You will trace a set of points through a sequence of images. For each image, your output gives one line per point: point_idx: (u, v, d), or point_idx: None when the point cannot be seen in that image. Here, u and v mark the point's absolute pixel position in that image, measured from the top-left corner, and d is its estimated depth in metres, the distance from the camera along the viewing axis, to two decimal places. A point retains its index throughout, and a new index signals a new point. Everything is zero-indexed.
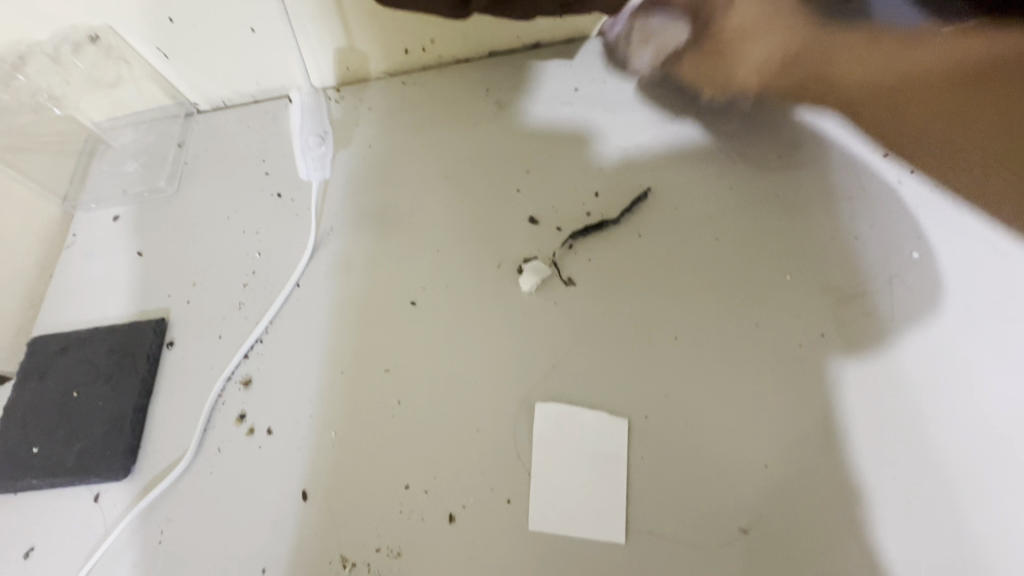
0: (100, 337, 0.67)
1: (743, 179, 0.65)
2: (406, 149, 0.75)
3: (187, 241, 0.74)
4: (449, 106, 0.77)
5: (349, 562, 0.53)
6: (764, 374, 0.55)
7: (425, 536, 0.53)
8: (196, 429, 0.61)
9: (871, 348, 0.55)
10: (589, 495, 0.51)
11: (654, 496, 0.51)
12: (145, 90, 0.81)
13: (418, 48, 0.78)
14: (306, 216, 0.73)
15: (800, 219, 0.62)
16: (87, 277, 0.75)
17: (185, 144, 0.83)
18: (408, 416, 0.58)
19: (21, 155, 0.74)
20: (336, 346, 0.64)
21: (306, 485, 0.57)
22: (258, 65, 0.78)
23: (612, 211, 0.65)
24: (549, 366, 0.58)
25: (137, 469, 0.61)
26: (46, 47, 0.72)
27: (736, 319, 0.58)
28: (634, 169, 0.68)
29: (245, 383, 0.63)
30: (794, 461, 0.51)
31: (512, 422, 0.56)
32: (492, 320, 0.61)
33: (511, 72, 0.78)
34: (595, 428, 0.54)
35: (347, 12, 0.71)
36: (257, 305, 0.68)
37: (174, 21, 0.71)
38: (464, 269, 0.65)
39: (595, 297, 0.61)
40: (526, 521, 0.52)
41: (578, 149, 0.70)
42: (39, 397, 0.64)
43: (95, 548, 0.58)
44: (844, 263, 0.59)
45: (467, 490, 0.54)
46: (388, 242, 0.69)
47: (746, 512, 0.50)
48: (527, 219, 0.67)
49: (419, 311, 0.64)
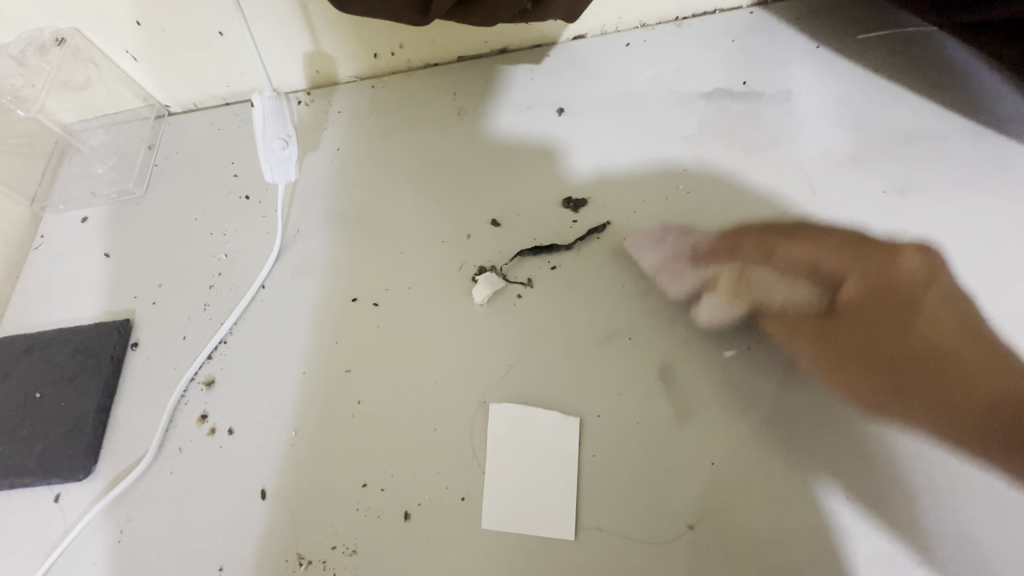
0: (64, 338, 0.68)
1: (701, 182, 0.67)
2: (374, 152, 0.76)
3: (154, 243, 0.75)
4: (418, 110, 0.78)
5: (305, 560, 0.54)
6: (714, 373, 0.56)
7: (380, 533, 0.53)
8: (157, 429, 0.61)
9: (818, 349, 0.57)
10: (540, 492, 0.53)
11: (604, 491, 0.52)
12: (115, 93, 0.81)
13: (386, 53, 0.79)
14: (273, 218, 0.73)
15: (754, 222, 0.64)
16: (54, 278, 0.75)
17: (155, 147, 0.83)
18: (367, 415, 0.59)
19: None
20: (299, 347, 0.64)
21: (265, 484, 0.58)
22: (227, 68, 0.79)
23: (573, 213, 0.67)
24: (506, 365, 0.59)
25: (97, 469, 0.61)
26: (13, 49, 0.72)
27: (689, 320, 0.59)
28: (595, 172, 0.69)
29: (208, 384, 0.64)
30: (741, 458, 0.53)
31: (469, 422, 0.56)
32: (453, 320, 0.62)
33: (479, 76, 0.79)
34: (549, 427, 0.55)
35: (313, 16, 0.72)
36: (222, 306, 0.69)
37: (142, 25, 0.72)
38: (426, 270, 0.66)
39: (553, 298, 0.62)
40: (479, 518, 0.52)
41: (542, 152, 0.72)
42: (1, 398, 0.65)
43: (54, 547, 0.58)
44: (796, 265, 0.61)
45: (422, 488, 0.54)
46: (353, 244, 0.70)
47: (693, 507, 0.51)
48: (490, 222, 0.68)
49: (381, 312, 0.65)
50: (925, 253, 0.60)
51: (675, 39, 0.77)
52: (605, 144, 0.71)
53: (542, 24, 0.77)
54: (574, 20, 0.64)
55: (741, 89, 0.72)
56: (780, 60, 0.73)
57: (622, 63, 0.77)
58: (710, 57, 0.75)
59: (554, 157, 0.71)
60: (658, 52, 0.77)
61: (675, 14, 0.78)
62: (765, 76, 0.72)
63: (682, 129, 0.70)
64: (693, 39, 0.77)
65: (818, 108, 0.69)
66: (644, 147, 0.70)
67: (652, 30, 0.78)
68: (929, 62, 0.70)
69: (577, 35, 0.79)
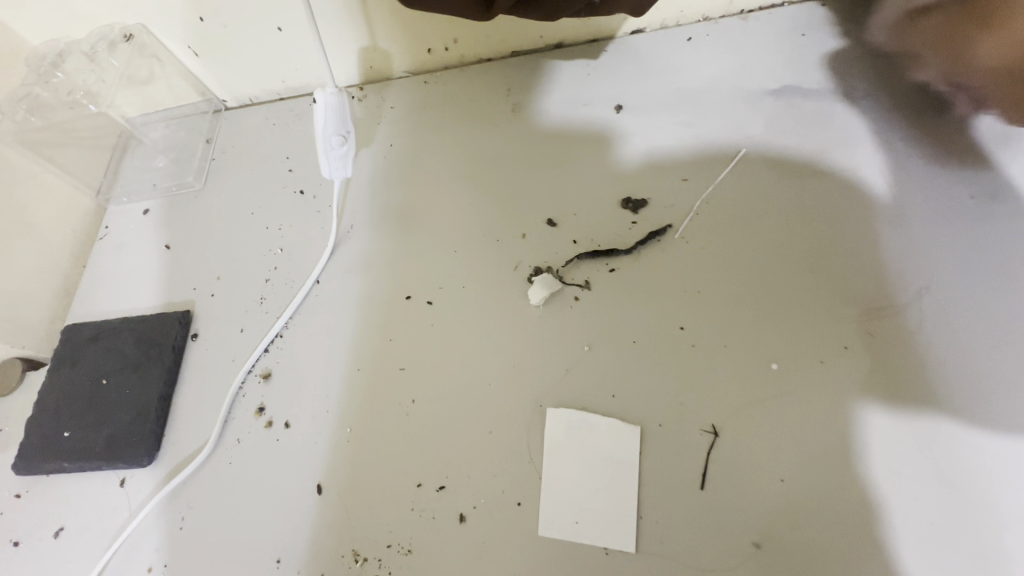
0: (129, 328, 0.70)
1: (768, 185, 0.64)
2: (427, 148, 0.76)
3: (212, 236, 0.76)
4: (471, 106, 0.77)
5: (361, 556, 0.54)
6: (782, 385, 0.54)
7: (436, 534, 0.53)
8: (217, 419, 0.63)
9: (896, 363, 0.54)
10: (600, 500, 0.51)
11: (666, 504, 0.51)
12: (176, 87, 0.83)
13: (441, 48, 0.78)
14: (327, 213, 0.74)
15: (826, 227, 0.61)
16: (118, 269, 0.77)
17: (212, 141, 0.85)
18: (422, 414, 0.59)
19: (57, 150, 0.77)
20: (353, 343, 0.65)
21: (321, 479, 0.58)
22: (284, 63, 0.79)
23: (632, 213, 0.65)
24: (564, 368, 0.58)
25: (160, 456, 0.63)
26: (84, 45, 0.75)
27: (754, 329, 0.57)
28: (655, 172, 0.67)
29: (264, 377, 0.65)
30: (812, 475, 0.50)
31: (525, 426, 0.56)
32: (508, 321, 0.61)
33: (533, 71, 0.78)
34: (608, 435, 0.53)
35: (372, 12, 0.72)
36: (278, 300, 0.69)
37: (205, 21, 0.73)
38: (481, 269, 0.65)
39: (611, 301, 0.60)
40: (536, 524, 0.52)
41: (599, 151, 0.70)
42: (71, 383, 0.67)
43: (120, 530, 0.60)
44: (871, 274, 0.58)
45: (478, 491, 0.54)
46: (407, 241, 0.69)
47: (760, 525, 0.49)
48: (545, 222, 0.67)
49: (436, 310, 0.64)
50: (1014, 262, 0.56)
51: (740, 33, 0.74)
52: (666, 143, 0.68)
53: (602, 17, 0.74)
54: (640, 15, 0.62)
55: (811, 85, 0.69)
56: (854, 56, 0.69)
57: (683, 58, 0.74)
58: (778, 51, 0.72)
59: (612, 156, 0.69)
60: (722, 46, 0.74)
61: (740, 8, 0.75)
62: (837, 74, 0.69)
63: (748, 127, 0.67)
64: (759, 33, 0.73)
65: (896, 106, 0.65)
66: (706, 146, 0.67)
67: (715, 23, 0.75)
68: None
69: (637, 30, 0.77)
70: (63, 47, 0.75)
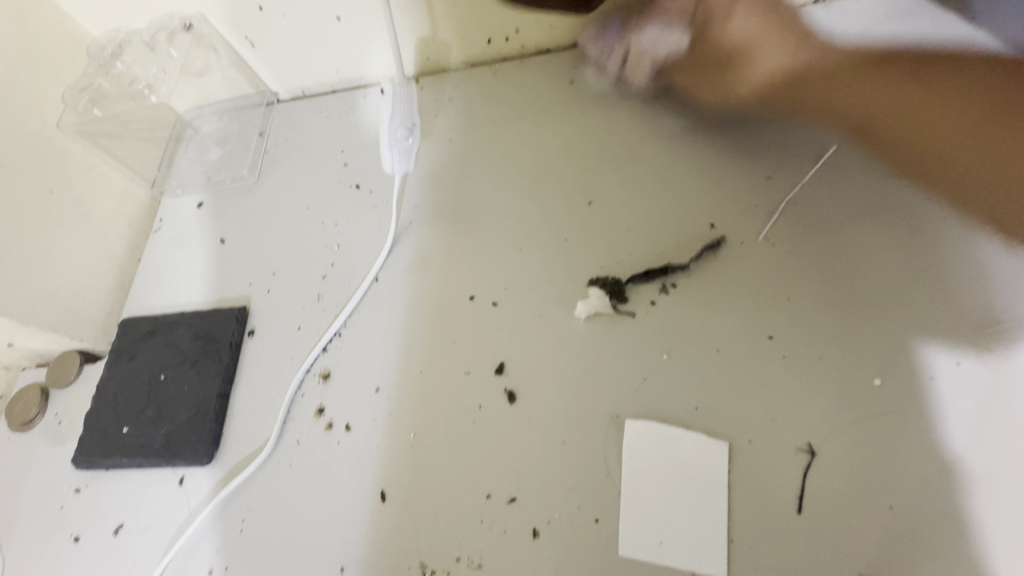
0: (186, 323, 0.69)
1: (859, 183, 0.59)
2: (487, 142, 0.73)
3: (267, 231, 0.75)
4: (533, 99, 0.74)
5: (428, 569, 0.52)
6: (884, 402, 0.50)
7: (508, 549, 0.50)
8: (276, 419, 0.61)
9: (1015, 381, 0.49)
10: (686, 521, 0.48)
11: (759, 528, 0.47)
12: (231, 78, 0.82)
13: (502, 37, 0.75)
14: (385, 208, 0.71)
15: (928, 231, 0.56)
16: (173, 262, 0.77)
17: (266, 133, 0.83)
18: (489, 421, 0.56)
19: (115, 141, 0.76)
20: (414, 344, 0.62)
21: (384, 486, 0.56)
22: (340, 54, 0.77)
23: (710, 214, 0.61)
24: (641, 375, 0.54)
25: (219, 455, 0.62)
26: (143, 36, 0.74)
27: (850, 341, 0.52)
28: (735, 169, 0.63)
29: (323, 377, 0.63)
30: (922, 502, 0.46)
31: (601, 437, 0.52)
32: (578, 325, 0.58)
33: (599, 62, 0.74)
34: (693, 450, 0.50)
35: (435, 0, 0.69)
36: (336, 298, 0.67)
37: (264, 9, 0.71)
38: (548, 270, 0.62)
39: (691, 307, 0.57)
40: (616, 543, 0.49)
41: (672, 147, 0.66)
42: (129, 378, 0.66)
43: (180, 531, 0.59)
44: (983, 284, 0.53)
45: (551, 505, 0.51)
46: (469, 238, 0.67)
47: (865, 555, 0.45)
48: (616, 221, 0.63)
49: (500, 312, 0.61)
50: None
51: None
52: (747, 139, 0.64)
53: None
54: None
55: None
56: None
57: None
58: None
59: (686, 153, 0.65)
60: None
61: None
62: None
63: None
64: None
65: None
66: (791, 142, 0.63)
67: None
68: None
69: None
70: (123, 38, 0.74)
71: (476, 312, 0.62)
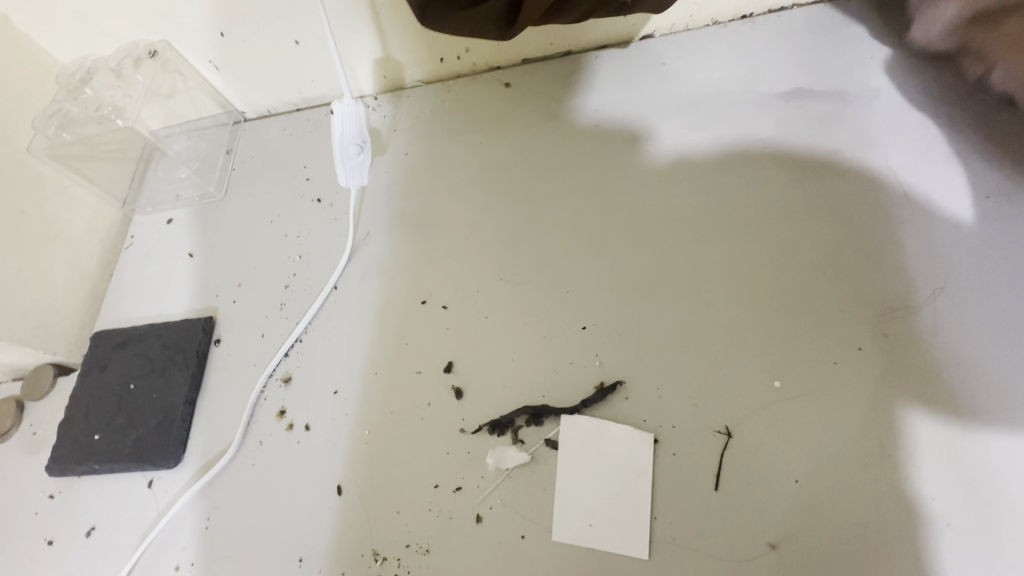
0: (155, 333, 0.72)
1: (777, 185, 0.64)
2: (441, 155, 0.77)
3: (233, 244, 0.79)
4: (484, 113, 0.79)
5: (380, 556, 0.55)
6: (796, 387, 0.54)
7: (452, 534, 0.54)
8: (240, 422, 0.65)
9: (912, 363, 0.54)
10: (614, 502, 0.52)
11: (680, 505, 0.51)
12: (197, 100, 0.85)
13: (453, 57, 0.80)
14: (344, 220, 0.75)
15: (837, 228, 0.61)
16: (143, 277, 0.80)
17: (232, 151, 0.87)
18: (438, 416, 0.60)
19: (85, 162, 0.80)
20: (370, 348, 0.66)
21: (341, 481, 0.60)
22: (300, 75, 0.81)
23: (645, 218, 0.66)
24: (569, 363, 0.59)
25: (187, 458, 0.65)
26: (110, 62, 0.78)
27: (767, 332, 0.57)
28: (666, 175, 0.68)
29: (285, 381, 0.67)
30: (827, 476, 0.51)
31: (539, 428, 0.57)
32: (520, 324, 0.62)
33: (545, 78, 0.79)
34: (621, 437, 0.54)
35: (386, 25, 0.74)
36: (298, 306, 0.71)
37: (225, 36, 0.75)
38: (494, 275, 0.66)
39: (624, 304, 0.61)
40: (551, 524, 0.52)
41: (610, 156, 0.71)
42: (100, 387, 0.70)
43: (149, 529, 0.62)
44: (886, 276, 0.58)
45: (492, 491, 0.55)
46: (422, 247, 0.71)
47: (775, 526, 0.49)
48: (557, 227, 0.67)
49: (450, 314, 0.65)
50: None
51: (750, 36, 0.74)
52: (678, 147, 0.69)
53: (612, 21, 0.75)
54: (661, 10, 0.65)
55: (821, 87, 0.69)
56: (864, 59, 0.69)
57: (692, 62, 0.75)
58: (789, 54, 0.72)
59: (623, 161, 0.70)
60: (732, 50, 0.74)
61: (749, 11, 0.75)
62: (849, 77, 0.69)
63: (759, 130, 0.68)
64: (770, 36, 0.74)
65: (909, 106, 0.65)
66: (717, 149, 0.68)
67: (725, 28, 0.76)
68: None
69: (646, 35, 0.77)
70: (91, 64, 0.78)
71: (427, 315, 0.66)
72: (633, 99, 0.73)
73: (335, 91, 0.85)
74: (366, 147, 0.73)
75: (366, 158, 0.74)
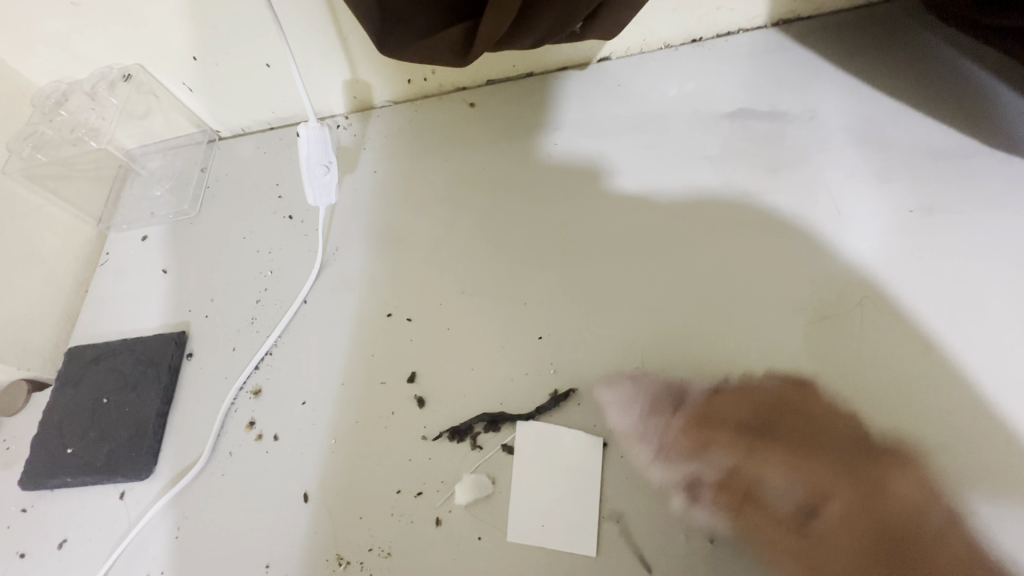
0: (128, 348, 0.74)
1: (722, 202, 0.68)
2: (409, 173, 0.81)
3: (207, 260, 0.81)
4: (449, 133, 0.82)
5: (344, 560, 0.58)
6: (735, 392, 0.58)
7: (412, 537, 0.57)
8: (211, 433, 0.67)
9: (841, 367, 0.57)
10: (565, 503, 0.55)
11: (626, 505, 0.54)
12: (172, 120, 0.88)
13: (420, 78, 0.83)
14: (314, 237, 0.78)
15: (776, 242, 0.65)
16: (117, 293, 0.82)
17: (207, 169, 0.90)
18: (401, 425, 0.63)
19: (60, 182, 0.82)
20: (338, 360, 0.69)
21: (308, 488, 0.62)
22: (273, 96, 0.84)
23: (599, 233, 0.69)
24: (525, 372, 0.62)
25: (158, 469, 0.67)
26: (85, 85, 0.81)
27: (709, 340, 0.61)
28: (619, 191, 0.72)
29: (255, 393, 0.69)
30: (761, 475, 0.54)
31: (496, 435, 0.59)
32: (481, 336, 0.66)
33: (507, 99, 0.83)
34: (572, 441, 0.57)
35: (353, 49, 0.77)
36: (269, 320, 0.74)
37: (198, 60, 0.78)
38: (458, 287, 0.69)
39: (578, 314, 0.64)
40: (506, 526, 0.55)
41: (568, 173, 0.74)
42: (73, 402, 0.71)
43: (120, 539, 0.64)
44: (819, 286, 0.62)
45: (450, 496, 0.58)
46: (389, 262, 0.74)
47: (713, 523, 0.53)
48: (516, 242, 0.71)
49: (414, 326, 0.68)
50: (953, 267, 0.60)
51: (698, 59, 0.79)
52: (630, 164, 0.73)
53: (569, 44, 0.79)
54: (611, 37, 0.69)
55: (764, 107, 0.73)
56: (802, 81, 0.74)
57: (645, 83, 0.79)
58: (734, 76, 0.77)
59: (579, 179, 0.74)
60: (682, 72, 0.79)
61: (698, 35, 0.80)
62: (789, 98, 0.73)
63: (706, 148, 0.72)
64: (717, 59, 0.78)
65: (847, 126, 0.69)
66: (667, 167, 0.72)
67: (675, 51, 0.80)
68: (946, 83, 0.71)
69: (602, 58, 0.82)
70: (66, 87, 0.80)
71: (390, 327, 0.69)
72: (588, 119, 0.77)
73: (307, 111, 0.88)
74: (333, 166, 0.76)
75: (333, 176, 0.77)
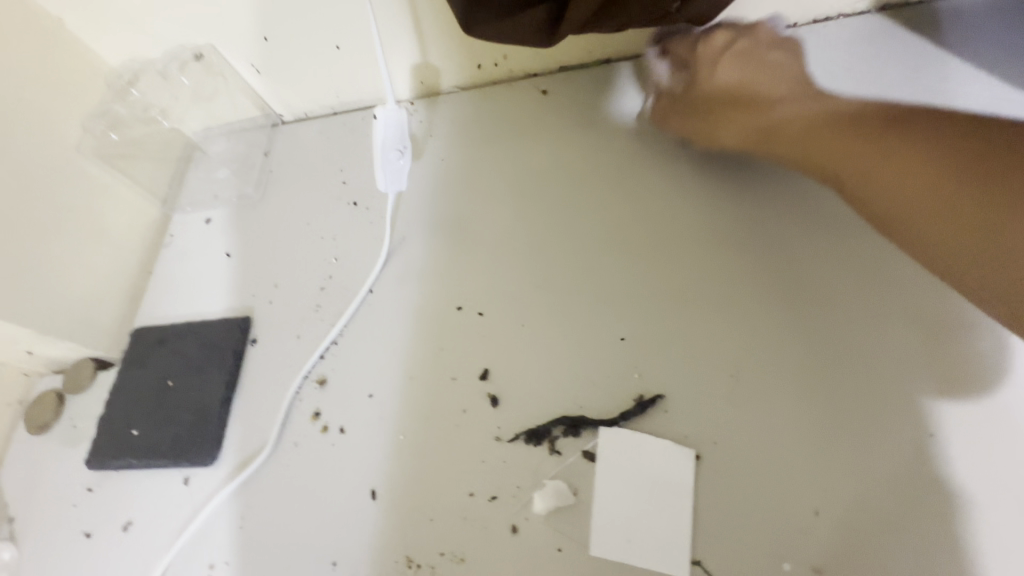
0: (193, 332, 0.73)
1: (822, 200, 0.63)
2: (478, 161, 0.77)
3: (270, 245, 0.80)
4: (520, 120, 0.79)
5: (414, 562, 0.55)
6: (841, 407, 0.53)
7: (487, 543, 0.54)
8: (276, 421, 0.65)
9: (966, 386, 0.52)
10: (653, 518, 0.51)
11: (721, 524, 0.50)
12: (238, 102, 0.86)
13: (491, 63, 0.80)
14: (380, 225, 0.76)
15: (885, 246, 0.60)
16: (181, 276, 0.81)
17: (270, 153, 0.88)
18: (473, 424, 0.60)
19: (127, 161, 0.83)
20: (406, 352, 0.66)
21: (375, 484, 0.60)
22: (339, 78, 0.82)
23: (684, 229, 0.65)
24: (606, 375, 0.58)
25: (221, 457, 0.65)
26: (157, 65, 0.80)
27: (811, 349, 0.56)
28: (705, 186, 0.67)
29: (320, 382, 0.67)
30: (874, 501, 0.49)
31: (576, 440, 0.56)
32: (557, 334, 0.62)
33: (583, 86, 0.78)
34: (660, 452, 0.53)
35: (426, 31, 0.74)
36: (333, 309, 0.72)
37: (269, 41, 0.76)
38: (531, 283, 0.66)
39: (663, 315, 0.60)
40: (588, 539, 0.52)
41: (649, 166, 0.70)
42: (139, 383, 0.71)
43: (185, 525, 0.63)
44: (938, 295, 0.56)
45: (527, 502, 0.54)
46: (458, 254, 0.71)
47: (820, 550, 0.48)
48: (594, 236, 0.67)
49: (486, 321, 0.65)
50: None
51: None
52: (717, 159, 0.68)
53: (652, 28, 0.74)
54: (706, 20, 0.65)
55: (869, 99, 0.67)
56: (913, 71, 0.68)
57: None
58: (834, 65, 0.71)
59: (662, 172, 0.69)
60: None
61: (793, 20, 0.74)
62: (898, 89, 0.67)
63: None
64: (815, 46, 0.72)
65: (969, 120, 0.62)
66: (759, 161, 0.67)
67: None
68: None
69: None
70: (138, 67, 0.80)
71: (460, 322, 0.66)
72: None
73: (372, 95, 0.85)
74: (406, 153, 0.76)
75: (405, 164, 0.76)
